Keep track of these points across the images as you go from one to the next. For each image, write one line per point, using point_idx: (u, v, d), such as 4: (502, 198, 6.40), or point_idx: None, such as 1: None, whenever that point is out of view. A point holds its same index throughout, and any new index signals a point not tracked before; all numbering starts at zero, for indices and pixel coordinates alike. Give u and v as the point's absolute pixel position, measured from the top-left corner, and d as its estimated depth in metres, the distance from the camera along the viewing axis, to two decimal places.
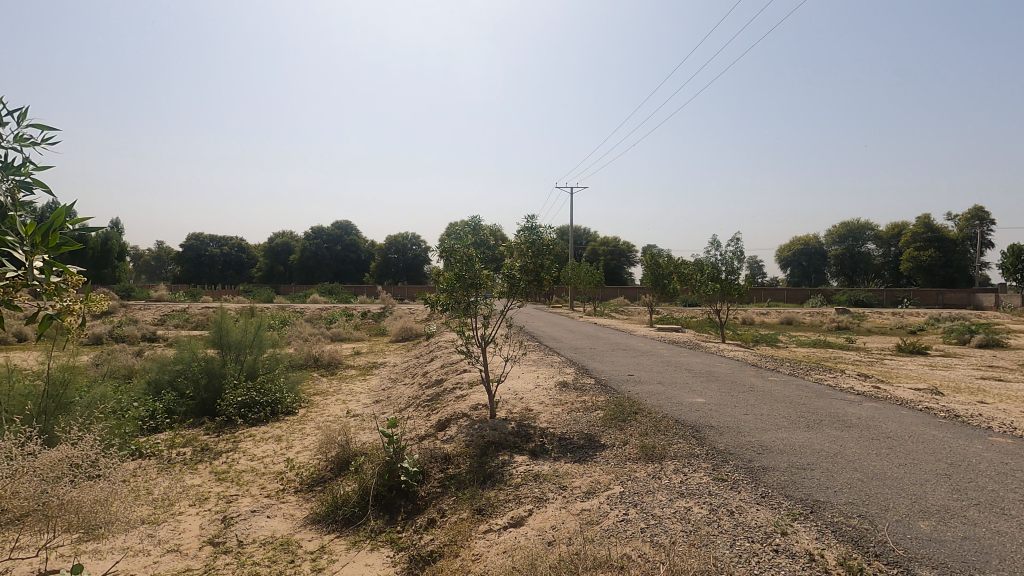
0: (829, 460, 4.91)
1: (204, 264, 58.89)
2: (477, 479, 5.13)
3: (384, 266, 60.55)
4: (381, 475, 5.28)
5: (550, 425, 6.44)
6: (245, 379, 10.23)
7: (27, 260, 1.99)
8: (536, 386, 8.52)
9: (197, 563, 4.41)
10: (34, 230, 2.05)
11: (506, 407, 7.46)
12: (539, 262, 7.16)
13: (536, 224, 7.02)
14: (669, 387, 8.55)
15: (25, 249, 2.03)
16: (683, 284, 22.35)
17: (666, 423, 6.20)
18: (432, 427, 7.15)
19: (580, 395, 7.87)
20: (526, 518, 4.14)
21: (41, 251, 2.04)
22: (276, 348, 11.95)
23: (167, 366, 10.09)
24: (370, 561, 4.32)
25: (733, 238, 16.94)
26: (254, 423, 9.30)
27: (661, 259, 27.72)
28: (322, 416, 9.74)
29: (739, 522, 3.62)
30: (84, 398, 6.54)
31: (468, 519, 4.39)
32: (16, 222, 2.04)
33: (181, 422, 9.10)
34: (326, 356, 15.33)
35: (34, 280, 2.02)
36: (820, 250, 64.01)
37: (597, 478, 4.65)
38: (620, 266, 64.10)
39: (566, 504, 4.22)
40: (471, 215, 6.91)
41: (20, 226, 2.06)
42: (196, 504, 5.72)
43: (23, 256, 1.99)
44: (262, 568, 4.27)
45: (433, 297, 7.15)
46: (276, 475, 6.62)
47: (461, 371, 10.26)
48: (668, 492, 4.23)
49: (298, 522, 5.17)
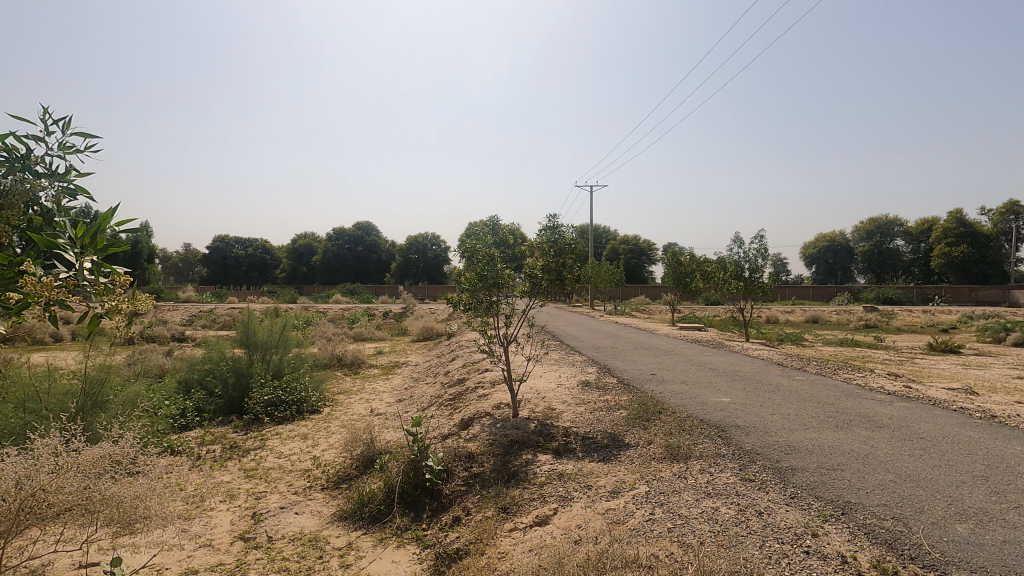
0: (860, 461, 4.80)
1: (229, 266, 59.83)
2: (502, 478, 5.14)
3: (405, 266, 61.11)
4: (407, 473, 5.36)
5: (573, 425, 6.39)
6: (271, 378, 10.43)
7: (77, 261, 2.01)
8: (557, 386, 8.48)
9: (229, 558, 4.52)
10: (87, 232, 2.08)
11: (528, 406, 7.44)
12: (562, 261, 7.16)
13: (557, 223, 7.07)
14: (692, 386, 8.41)
15: (76, 251, 2.05)
16: (706, 283, 22.04)
17: (691, 423, 6.11)
18: (455, 427, 7.17)
19: (602, 395, 7.80)
20: (551, 517, 4.14)
21: (90, 253, 2.06)
22: (301, 348, 12.12)
23: (196, 365, 10.32)
24: (396, 558, 4.37)
25: (758, 235, 16.50)
26: (280, 421, 9.47)
27: (683, 258, 27.38)
28: (346, 414, 9.86)
29: (769, 523, 3.56)
30: (119, 397, 6.78)
31: (494, 518, 4.40)
32: (67, 225, 2.07)
33: (209, 421, 9.33)
34: (348, 356, 15.53)
35: (82, 282, 2.03)
36: (846, 248, 62.57)
37: (622, 478, 4.62)
38: (641, 266, 63.63)
39: (592, 504, 4.21)
40: (490, 215, 6.98)
41: (73, 226, 2.09)
42: (226, 501, 5.84)
43: (73, 258, 2.01)
44: (291, 564, 4.36)
45: (455, 297, 7.15)
46: (303, 473, 6.74)
47: (483, 371, 10.29)
48: (695, 492, 4.19)
49: (326, 519, 5.26)
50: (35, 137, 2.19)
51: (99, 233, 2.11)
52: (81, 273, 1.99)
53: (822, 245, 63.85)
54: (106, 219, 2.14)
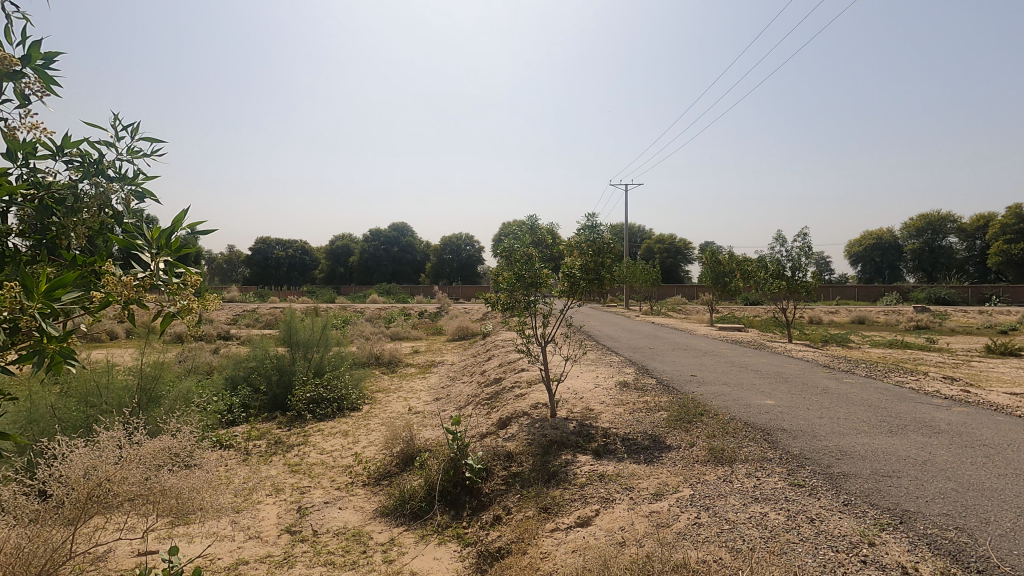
0: (917, 468, 4.59)
1: (271, 267, 61.65)
2: (542, 478, 5.13)
3: (440, 266, 61.74)
4: (447, 471, 5.41)
5: (613, 426, 6.33)
6: (312, 376, 10.69)
7: (153, 261, 2.05)
8: (595, 386, 8.41)
9: (277, 550, 4.65)
10: (161, 234, 2.13)
11: (566, 406, 7.41)
12: (600, 261, 7.10)
13: (595, 223, 7.02)
14: (734, 388, 8.22)
15: (152, 251, 2.09)
16: (746, 282, 21.50)
17: (735, 426, 5.96)
18: (493, 426, 7.20)
19: (641, 395, 7.70)
20: (593, 518, 4.11)
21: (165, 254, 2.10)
22: (341, 347, 12.39)
23: (242, 363, 10.67)
24: (438, 555, 4.41)
25: (801, 233, 15.99)
26: (321, 418, 9.70)
27: (721, 256, 26.78)
28: (385, 412, 10.03)
29: (821, 531, 3.44)
30: (172, 392, 7.06)
31: (535, 518, 4.40)
32: (142, 226, 2.12)
33: (255, 416, 9.63)
34: (386, 355, 15.79)
35: (158, 282, 2.05)
36: (894, 245, 60.03)
37: (664, 480, 4.54)
38: (677, 265, 62.58)
39: (634, 506, 4.16)
40: (528, 215, 6.98)
41: (148, 229, 2.14)
42: (272, 494, 6.01)
43: (150, 258, 2.05)
44: (337, 557, 4.45)
45: (493, 297, 7.17)
46: (345, 469, 6.88)
47: (519, 371, 10.30)
48: (742, 496, 4.08)
49: (368, 515, 5.35)
50: (109, 144, 2.26)
51: (173, 235, 2.15)
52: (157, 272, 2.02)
53: (868, 243, 61.44)
54: (179, 221, 2.18)
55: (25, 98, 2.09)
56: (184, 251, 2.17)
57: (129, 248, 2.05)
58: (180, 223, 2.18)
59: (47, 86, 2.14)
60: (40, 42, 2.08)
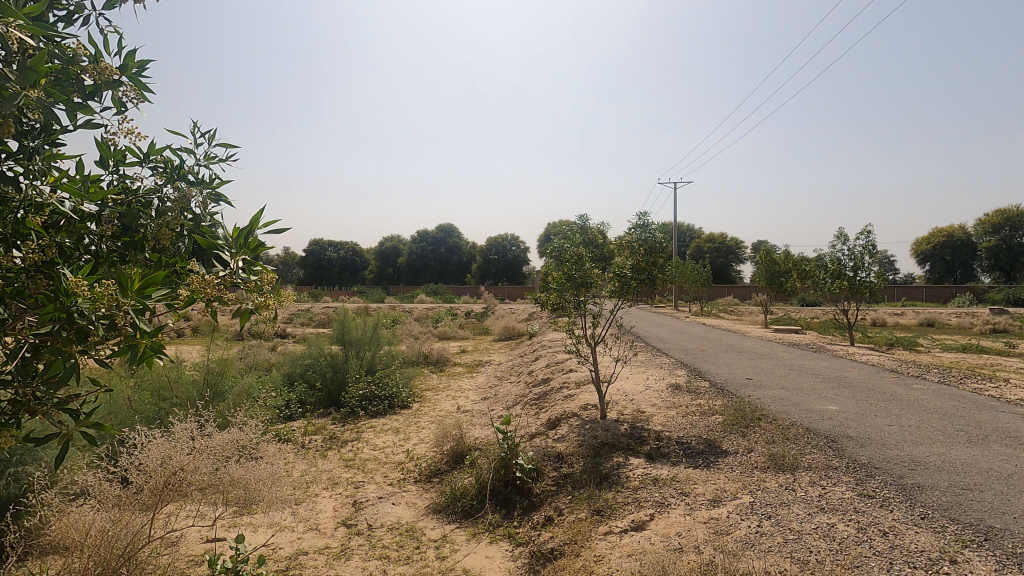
0: (1002, 482, 4.27)
1: (324, 268, 63.71)
2: (594, 480, 5.08)
3: (486, 267, 62.22)
4: (498, 470, 5.43)
5: (665, 428, 6.19)
6: (365, 374, 10.97)
7: (232, 260, 2.13)
8: (646, 388, 8.26)
9: (334, 542, 4.79)
10: (240, 235, 2.21)
11: (616, 408, 7.30)
12: (652, 260, 6.96)
13: (648, 222, 6.89)
14: (794, 393, 7.88)
15: (231, 251, 2.18)
16: (804, 282, 20.61)
17: (796, 432, 5.72)
18: (543, 426, 7.18)
19: (694, 398, 7.51)
20: (648, 523, 4.04)
21: (243, 253, 2.18)
22: (391, 346, 12.66)
23: (299, 360, 11.07)
24: (490, 554, 4.43)
25: (864, 231, 15.21)
26: (373, 415, 9.95)
27: (776, 255, 25.78)
28: (434, 410, 10.18)
29: (896, 545, 3.25)
30: (235, 387, 7.41)
31: (588, 520, 4.35)
32: (223, 227, 2.22)
33: (311, 412, 9.98)
34: (434, 354, 16.03)
35: (238, 280, 2.14)
36: (967, 243, 56.20)
37: (722, 487, 4.41)
38: (728, 265, 60.72)
39: (691, 511, 4.05)
40: (578, 214, 6.93)
41: (229, 229, 2.22)
42: (328, 488, 6.21)
43: (229, 257, 2.14)
44: (391, 552, 4.54)
45: (543, 297, 7.15)
46: (397, 465, 7.02)
47: (568, 371, 10.23)
48: (806, 505, 3.91)
49: (421, 511, 5.44)
50: (193, 148, 2.36)
51: (251, 235, 2.23)
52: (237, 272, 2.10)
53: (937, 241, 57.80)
54: (256, 221, 2.27)
55: (120, 105, 2.21)
56: (261, 251, 2.23)
57: (211, 248, 2.15)
58: (258, 223, 2.26)
59: (140, 92, 2.25)
60: (133, 51, 2.22)
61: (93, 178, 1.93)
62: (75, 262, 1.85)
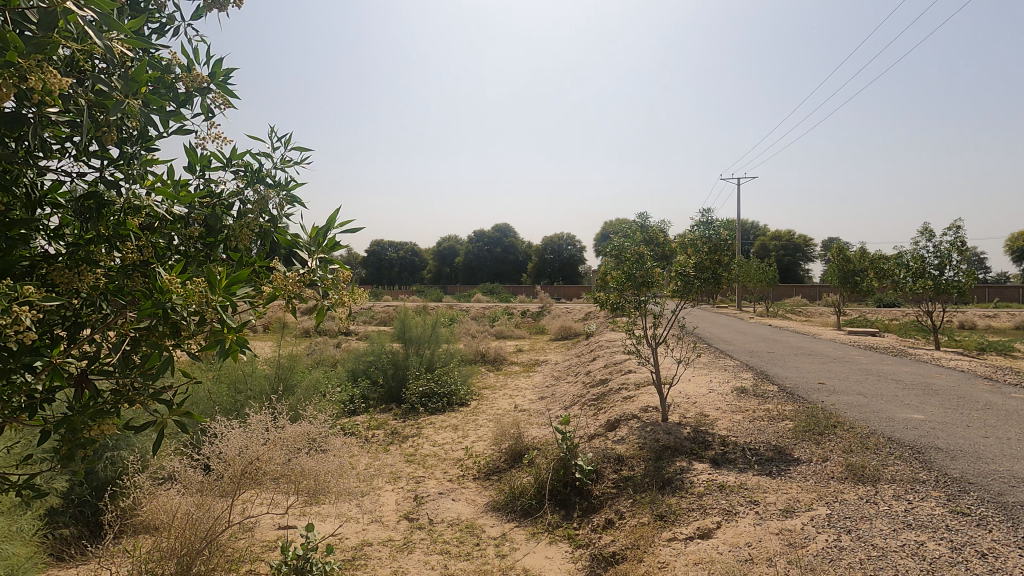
0: None
1: (384, 268, 65.65)
2: (656, 484, 4.95)
3: (541, 266, 62.16)
4: (557, 471, 5.40)
5: (731, 433, 5.95)
6: (424, 371, 11.20)
7: (311, 259, 2.22)
8: (709, 391, 7.98)
9: (397, 534, 4.90)
10: (318, 234, 2.29)
11: (678, 411, 7.09)
12: (717, 259, 6.70)
13: (712, 219, 6.65)
14: (873, 400, 7.38)
15: (309, 250, 2.26)
16: (882, 281, 19.30)
17: (876, 441, 5.34)
18: (602, 427, 7.08)
19: (762, 403, 7.18)
20: (714, 531, 3.90)
21: (319, 252, 2.26)
22: (450, 344, 12.86)
23: (362, 356, 11.45)
24: (550, 554, 4.40)
25: (951, 227, 14.06)
26: (432, 412, 10.14)
27: (850, 253, 24.29)
28: (491, 409, 10.26)
29: (997, 569, 2.97)
30: (304, 382, 7.75)
31: (650, 525, 4.25)
32: (301, 227, 2.30)
33: (373, 407, 10.29)
34: (491, 353, 16.15)
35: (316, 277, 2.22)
36: None
37: (795, 497, 4.18)
38: (796, 263, 57.84)
39: (761, 521, 3.87)
40: (638, 213, 6.78)
41: (306, 229, 2.31)
42: (391, 481, 6.38)
43: (307, 256, 2.22)
44: (452, 547, 4.60)
45: (602, 297, 7.05)
46: (456, 462, 7.11)
47: (627, 372, 10.05)
48: (891, 521, 3.64)
49: (480, 508, 5.49)
50: (272, 152, 2.46)
51: (327, 235, 2.31)
52: (314, 270, 2.18)
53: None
54: (332, 221, 2.34)
55: (209, 112, 2.34)
56: (336, 250, 2.30)
57: (290, 248, 2.24)
58: (333, 223, 2.33)
59: (227, 98, 2.37)
60: (221, 60, 2.34)
61: (183, 181, 2.06)
62: (167, 261, 1.97)
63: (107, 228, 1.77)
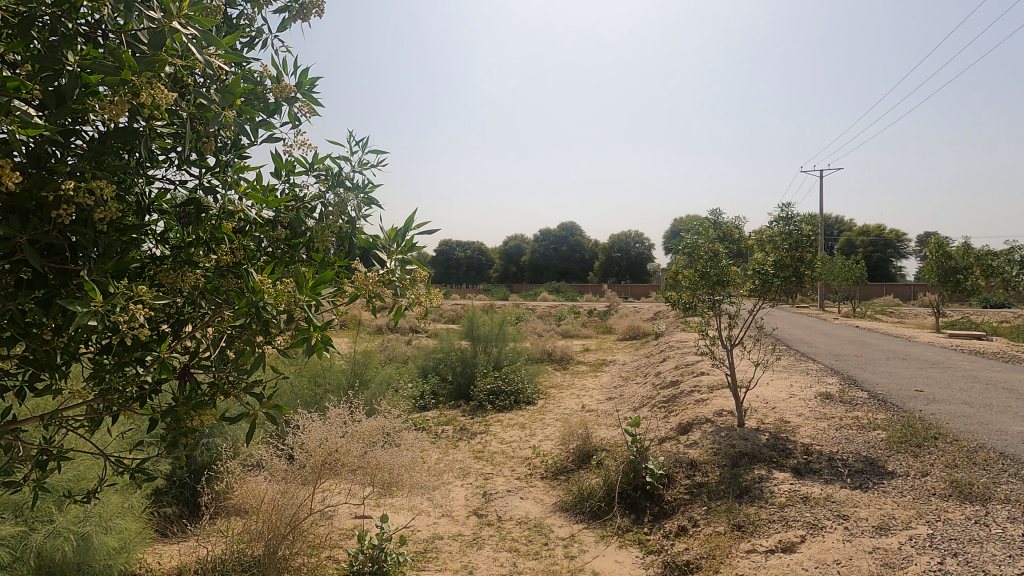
0: None
1: (452, 267, 67.05)
2: (732, 492, 4.74)
3: (608, 265, 61.26)
4: (627, 473, 5.29)
5: (815, 442, 5.60)
6: (492, 369, 11.33)
7: (389, 259, 2.28)
8: (790, 396, 7.55)
9: (467, 530, 4.98)
10: (396, 235, 2.35)
11: (756, 416, 6.76)
12: (799, 256, 6.33)
13: (793, 214, 6.29)
14: (980, 410, 6.70)
15: (388, 251, 2.33)
16: (990, 279, 17.50)
17: (986, 457, 4.84)
18: (673, 431, 6.86)
19: (849, 410, 6.70)
20: (798, 545, 3.68)
21: (397, 252, 2.32)
22: (517, 343, 12.94)
23: (432, 353, 11.74)
24: (620, 559, 4.32)
25: None
26: (500, 409, 10.24)
27: (951, 249, 22.21)
28: (558, 408, 10.22)
29: None
30: (378, 377, 8.05)
31: (727, 535, 4.07)
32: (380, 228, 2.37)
33: (442, 403, 10.53)
34: (558, 352, 16.10)
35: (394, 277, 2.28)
36: None
37: (890, 513, 3.87)
38: (887, 260, 53.63)
39: (851, 538, 3.62)
40: (711, 209, 6.54)
41: (384, 230, 2.37)
42: (460, 477, 6.50)
43: (386, 256, 2.29)
44: (521, 545, 4.62)
45: (674, 296, 6.84)
46: (524, 460, 7.14)
47: (699, 374, 9.70)
48: (1006, 545, 3.28)
49: (548, 507, 5.47)
50: (352, 156, 2.55)
51: (405, 236, 2.36)
52: (393, 270, 2.24)
53: None
54: (409, 221, 2.40)
55: (296, 119, 2.46)
56: (414, 250, 2.35)
57: (370, 248, 2.32)
58: (411, 224, 2.39)
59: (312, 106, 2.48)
60: (306, 69, 2.45)
61: (272, 186, 2.18)
62: (258, 262, 2.09)
63: (205, 232, 1.90)
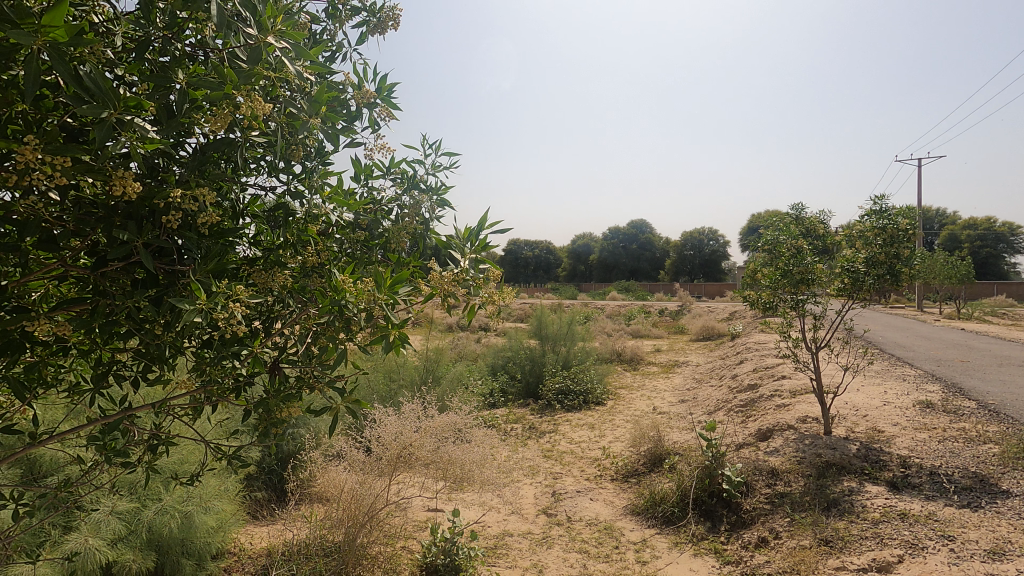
0: None
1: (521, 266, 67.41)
2: (818, 504, 4.45)
3: (680, 263, 59.35)
4: (702, 479, 5.10)
5: (914, 454, 5.15)
6: (561, 368, 11.28)
7: (463, 258, 2.29)
8: (884, 403, 6.98)
9: (536, 528, 4.99)
10: (470, 234, 2.36)
11: (845, 423, 6.31)
12: (895, 252, 5.84)
13: (887, 206, 5.82)
14: None
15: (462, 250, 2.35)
16: None
17: None
18: (752, 437, 6.54)
19: (954, 421, 6.11)
20: (896, 566, 3.40)
21: (471, 251, 2.33)
22: (585, 342, 12.81)
23: (501, 352, 11.86)
24: (695, 567, 4.17)
25: None
26: (569, 409, 10.18)
27: None
28: (628, 409, 10.03)
29: None
30: (449, 375, 8.23)
31: (813, 549, 3.83)
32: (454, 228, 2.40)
33: (511, 401, 10.61)
34: (628, 352, 15.79)
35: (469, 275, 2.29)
36: None
37: (1005, 537, 3.49)
38: (998, 256, 48.44)
39: (958, 562, 3.29)
40: (793, 204, 6.18)
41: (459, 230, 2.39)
42: (529, 475, 6.52)
43: (460, 255, 2.31)
44: (591, 547, 4.57)
45: (753, 295, 6.52)
46: (594, 461, 7.06)
47: (780, 378, 9.18)
48: None
49: (619, 510, 5.37)
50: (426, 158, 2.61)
51: (479, 234, 2.37)
52: (467, 269, 2.26)
53: None
54: (483, 220, 2.40)
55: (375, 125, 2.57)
56: (487, 249, 2.35)
57: (444, 248, 2.35)
58: (485, 222, 2.39)
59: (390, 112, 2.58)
60: (384, 75, 2.55)
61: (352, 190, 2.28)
62: (340, 262, 2.19)
63: (292, 234, 2.02)
